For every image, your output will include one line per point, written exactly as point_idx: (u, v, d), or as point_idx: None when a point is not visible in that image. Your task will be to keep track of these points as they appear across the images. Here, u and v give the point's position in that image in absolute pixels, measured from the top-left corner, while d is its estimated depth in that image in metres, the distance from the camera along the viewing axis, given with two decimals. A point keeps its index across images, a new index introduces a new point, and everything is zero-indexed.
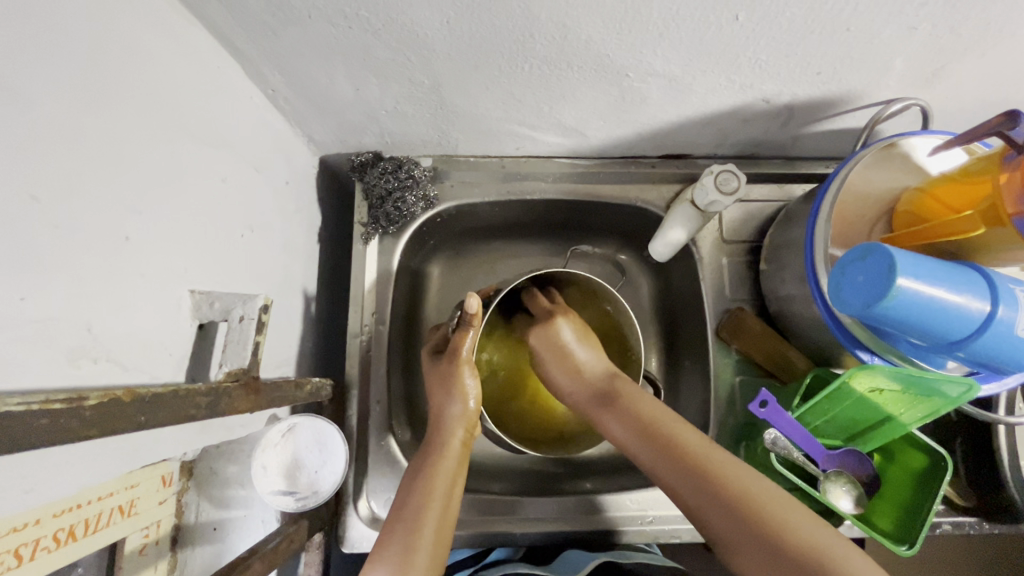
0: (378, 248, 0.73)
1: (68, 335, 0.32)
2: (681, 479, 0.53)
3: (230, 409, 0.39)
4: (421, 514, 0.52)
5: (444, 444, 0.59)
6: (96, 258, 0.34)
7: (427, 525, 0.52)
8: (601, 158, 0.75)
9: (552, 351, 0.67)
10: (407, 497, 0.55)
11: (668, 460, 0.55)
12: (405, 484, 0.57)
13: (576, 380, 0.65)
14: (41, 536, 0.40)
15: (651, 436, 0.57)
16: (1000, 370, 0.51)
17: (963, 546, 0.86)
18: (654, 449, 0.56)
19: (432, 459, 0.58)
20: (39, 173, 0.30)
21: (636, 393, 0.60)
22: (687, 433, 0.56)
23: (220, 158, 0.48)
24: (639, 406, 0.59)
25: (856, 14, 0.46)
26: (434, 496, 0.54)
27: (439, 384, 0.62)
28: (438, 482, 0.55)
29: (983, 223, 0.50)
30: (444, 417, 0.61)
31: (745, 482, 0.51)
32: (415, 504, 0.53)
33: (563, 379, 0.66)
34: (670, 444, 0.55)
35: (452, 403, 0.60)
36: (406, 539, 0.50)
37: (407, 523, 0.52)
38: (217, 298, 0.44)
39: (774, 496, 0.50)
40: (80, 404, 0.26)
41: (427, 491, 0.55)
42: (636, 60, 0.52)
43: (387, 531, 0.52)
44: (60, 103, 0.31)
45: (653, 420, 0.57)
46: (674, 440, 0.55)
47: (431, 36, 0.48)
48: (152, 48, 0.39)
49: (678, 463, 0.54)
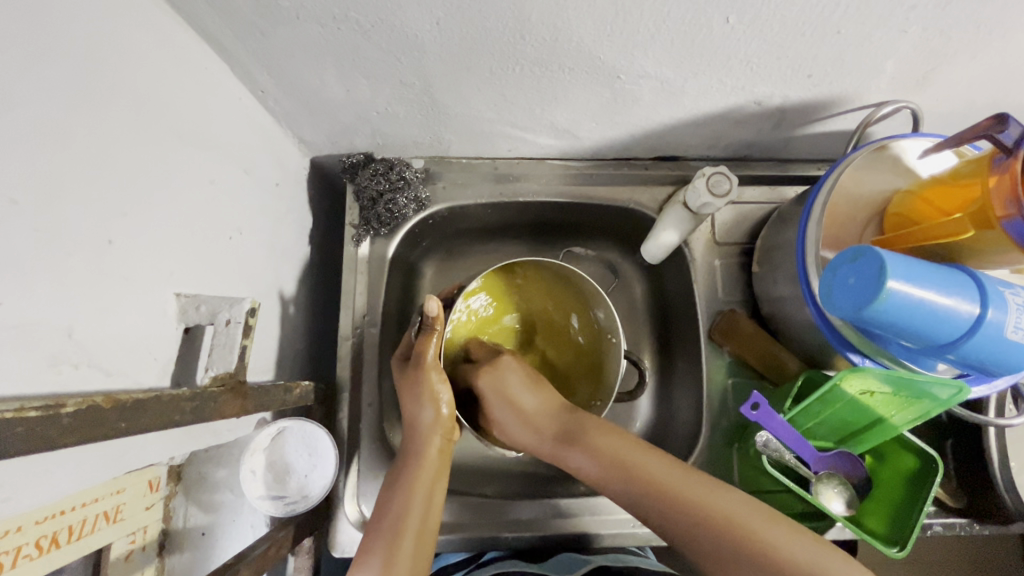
0: (369, 249, 0.72)
1: (49, 339, 0.31)
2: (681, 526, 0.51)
3: (215, 414, 0.39)
4: (401, 525, 0.52)
5: (423, 451, 0.59)
6: (79, 262, 0.33)
7: (408, 534, 0.52)
8: (594, 160, 0.75)
9: (496, 396, 0.64)
10: (386, 504, 0.55)
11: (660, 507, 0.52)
12: (383, 493, 0.56)
13: (533, 426, 0.62)
14: (22, 544, 0.40)
15: (635, 484, 0.54)
16: (990, 371, 0.51)
17: (954, 548, 0.86)
18: (625, 486, 0.54)
19: (410, 468, 0.57)
20: (18, 175, 0.29)
21: (592, 427, 0.59)
22: (652, 461, 0.54)
23: (208, 159, 0.48)
24: (609, 445, 0.57)
25: (847, 17, 0.46)
26: (413, 508, 0.54)
27: (406, 388, 0.61)
28: (419, 490, 0.55)
29: (971, 225, 0.50)
30: (419, 423, 0.60)
31: (713, 502, 0.50)
32: (397, 510, 0.54)
33: (521, 429, 0.62)
34: (648, 484, 0.53)
35: (423, 409, 0.60)
36: (388, 548, 0.50)
37: (388, 531, 0.52)
38: (204, 301, 0.44)
39: (752, 518, 0.49)
40: (58, 412, 0.25)
41: (408, 497, 0.55)
42: (628, 62, 0.52)
43: (368, 542, 0.51)
44: (41, 104, 0.31)
45: (617, 454, 0.56)
46: (662, 484, 0.53)
47: (421, 37, 0.47)
48: (137, 48, 0.39)
49: (671, 514, 0.51)
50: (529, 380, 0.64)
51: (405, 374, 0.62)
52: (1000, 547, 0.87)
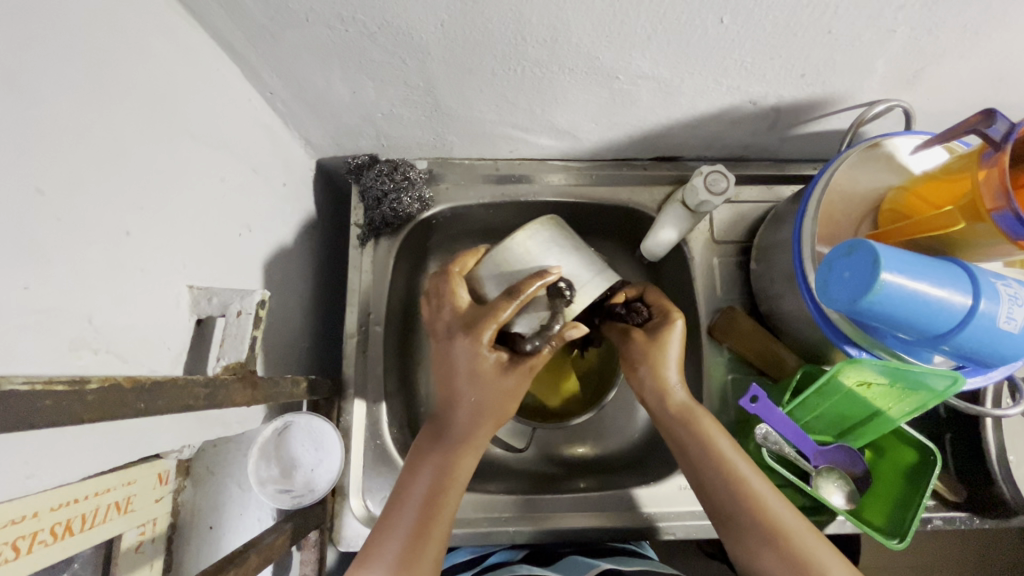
0: (374, 248, 0.74)
1: (69, 325, 0.32)
2: (744, 522, 0.52)
3: (227, 401, 0.40)
4: (436, 514, 0.51)
5: (472, 426, 0.54)
6: (98, 252, 0.35)
7: (444, 518, 0.51)
8: (592, 161, 0.77)
9: (641, 354, 0.62)
10: (419, 481, 0.52)
11: (718, 479, 0.55)
12: (417, 470, 0.53)
13: (660, 392, 0.60)
14: (38, 530, 0.41)
15: (709, 450, 0.56)
16: (986, 363, 0.52)
17: (952, 543, 0.87)
18: (711, 477, 0.55)
19: (455, 449, 0.54)
20: (44, 166, 0.31)
21: (713, 427, 0.57)
22: (743, 463, 0.55)
23: (220, 158, 0.49)
24: (710, 436, 0.57)
25: (837, 17, 0.47)
26: (449, 498, 0.52)
27: (467, 377, 0.53)
28: (460, 474, 0.53)
29: (963, 218, 0.51)
30: (486, 407, 0.54)
31: (785, 516, 0.52)
32: (434, 492, 0.52)
33: (646, 381, 0.61)
34: (733, 479, 0.54)
35: (501, 399, 0.54)
36: (417, 536, 0.49)
37: (421, 514, 0.50)
38: (215, 293, 0.45)
39: (807, 535, 0.51)
40: (82, 388, 0.26)
41: (449, 480, 0.53)
42: (625, 62, 0.53)
43: (394, 522, 0.50)
44: (66, 100, 0.32)
45: (716, 447, 0.56)
46: (724, 462, 0.55)
47: (426, 39, 0.49)
48: (154, 50, 0.41)
49: (730, 489, 0.54)
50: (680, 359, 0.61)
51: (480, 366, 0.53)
52: (1000, 544, 0.88)
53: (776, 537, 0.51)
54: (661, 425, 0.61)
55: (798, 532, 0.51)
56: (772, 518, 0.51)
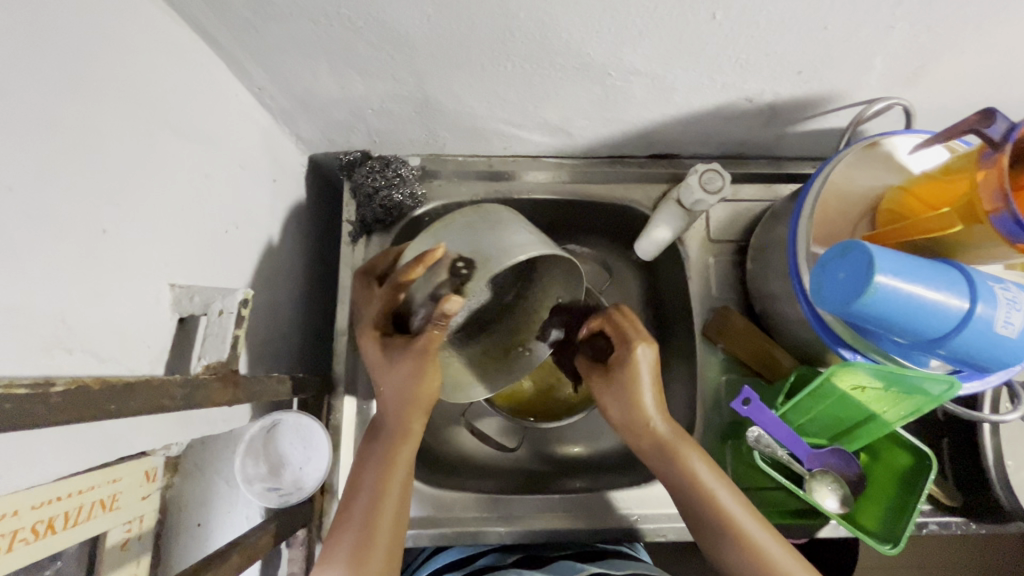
0: (365, 245, 0.73)
1: (43, 324, 0.32)
2: (722, 544, 0.54)
3: (207, 401, 0.39)
4: (377, 508, 0.53)
5: (403, 426, 0.57)
6: (73, 250, 0.34)
7: (388, 507, 0.53)
8: (587, 157, 0.76)
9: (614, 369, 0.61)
10: (364, 474, 0.55)
11: (695, 502, 0.55)
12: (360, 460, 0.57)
13: (632, 414, 0.59)
14: (19, 528, 0.41)
15: (684, 477, 0.56)
16: (982, 367, 0.51)
17: (948, 547, 0.86)
18: (688, 498, 0.56)
19: (389, 441, 0.57)
20: (14, 163, 0.30)
21: (688, 449, 0.57)
22: (720, 484, 0.56)
23: (204, 154, 0.49)
24: (686, 461, 0.56)
25: (833, 13, 0.46)
26: (393, 483, 0.55)
27: (376, 356, 0.58)
28: (399, 460, 0.56)
29: (961, 220, 0.50)
30: (412, 394, 0.56)
31: (761, 538, 0.53)
32: (371, 484, 0.54)
33: (617, 400, 0.61)
34: (710, 503, 0.55)
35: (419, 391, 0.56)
36: (362, 534, 0.51)
37: (364, 515, 0.52)
38: (197, 292, 0.45)
39: (783, 555, 0.52)
40: (47, 391, 0.26)
41: (385, 469, 0.55)
42: (617, 58, 0.52)
43: (343, 524, 0.52)
44: (37, 95, 0.32)
45: (692, 473, 0.56)
46: (701, 486, 0.55)
47: (412, 33, 0.48)
48: (134, 45, 0.40)
49: (709, 513, 0.54)
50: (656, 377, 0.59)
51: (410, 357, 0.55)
52: (997, 549, 0.87)
53: (752, 558, 0.52)
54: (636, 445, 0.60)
55: (773, 552, 0.52)
56: (748, 540, 0.53)
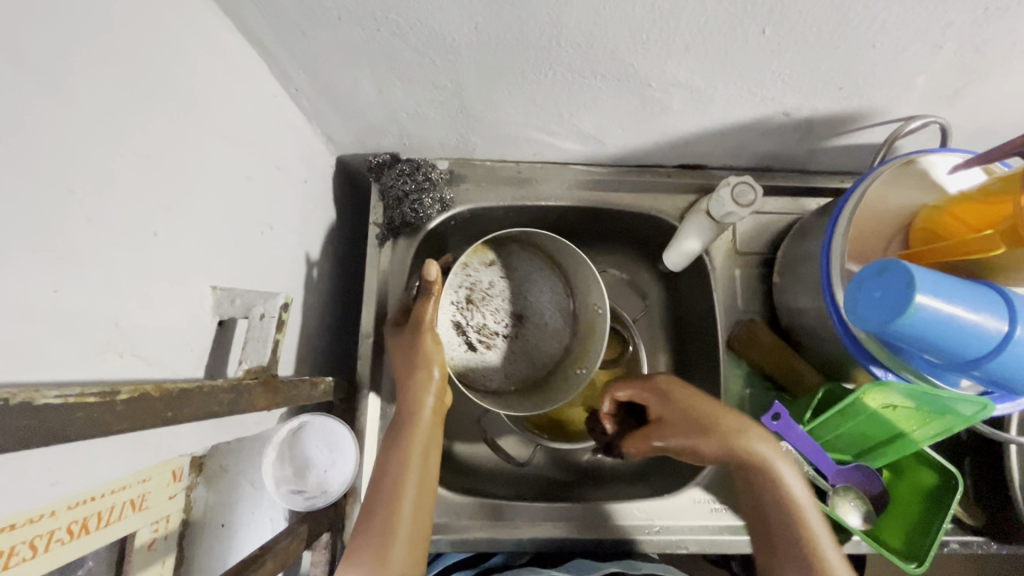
0: (392, 248, 0.73)
1: (98, 328, 0.32)
2: (784, 533, 0.53)
3: (249, 407, 0.39)
4: (393, 508, 0.53)
5: (416, 413, 0.59)
6: (127, 253, 0.34)
7: (405, 506, 0.53)
8: (616, 167, 0.75)
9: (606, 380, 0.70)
10: (381, 469, 0.56)
11: (764, 483, 0.55)
12: (380, 456, 0.57)
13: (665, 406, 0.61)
14: (55, 528, 0.41)
15: (744, 458, 0.56)
16: (1017, 390, 0.51)
17: (963, 565, 0.86)
18: (753, 479, 0.56)
19: (404, 431, 0.58)
20: (76, 166, 0.30)
21: (747, 432, 0.56)
22: (787, 472, 0.55)
23: (245, 156, 0.49)
24: (750, 443, 0.56)
25: (883, 31, 0.46)
26: (408, 475, 0.55)
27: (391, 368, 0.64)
28: (414, 449, 0.56)
29: (1003, 242, 0.49)
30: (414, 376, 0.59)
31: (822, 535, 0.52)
32: (390, 479, 0.54)
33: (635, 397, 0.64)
34: (775, 486, 0.55)
35: (415, 370, 0.59)
36: (382, 534, 0.51)
37: (382, 515, 0.52)
38: (239, 294, 0.45)
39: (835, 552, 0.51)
40: (112, 399, 0.26)
41: (402, 461, 0.55)
42: (659, 70, 0.52)
43: (363, 527, 0.52)
44: (98, 97, 0.32)
45: (757, 455, 0.56)
46: (766, 469, 0.55)
47: (458, 40, 0.48)
48: (186, 46, 0.40)
49: (772, 497, 0.54)
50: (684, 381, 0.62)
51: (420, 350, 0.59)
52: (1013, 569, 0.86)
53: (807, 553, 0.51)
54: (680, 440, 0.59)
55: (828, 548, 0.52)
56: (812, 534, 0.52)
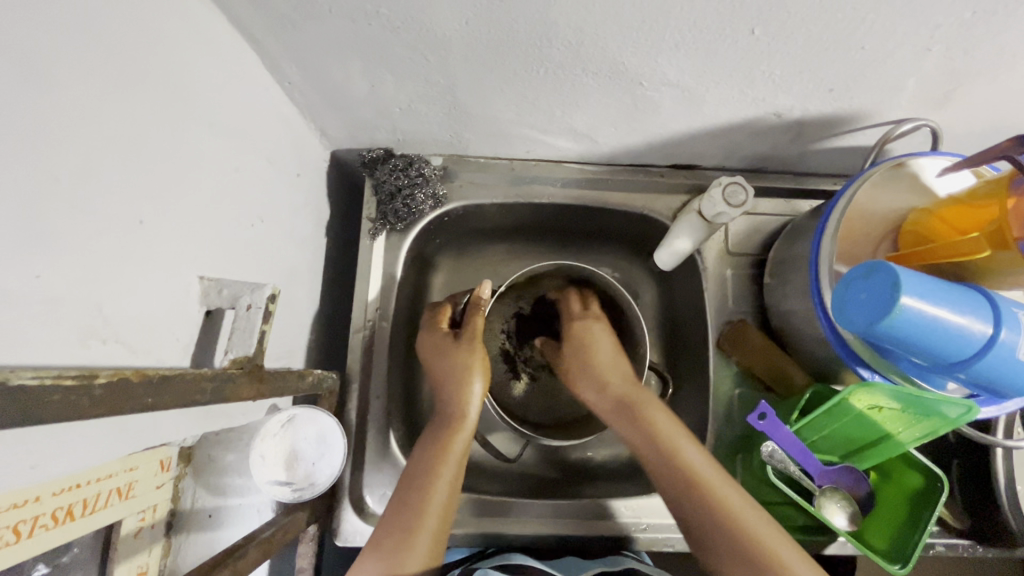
0: (384, 243, 0.73)
1: (79, 315, 0.32)
2: (692, 504, 0.56)
3: (233, 396, 0.39)
4: (421, 508, 0.53)
5: (460, 413, 0.60)
6: (111, 241, 0.34)
7: (432, 506, 0.53)
8: (611, 166, 0.74)
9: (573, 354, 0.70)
10: (415, 469, 0.56)
11: (663, 457, 0.58)
12: (415, 457, 0.58)
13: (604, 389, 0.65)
14: (39, 514, 0.40)
15: (649, 432, 0.59)
16: (1001, 393, 0.51)
17: (949, 567, 0.87)
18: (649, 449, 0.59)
19: (446, 431, 0.59)
20: (60, 153, 0.30)
21: (650, 405, 0.62)
22: (688, 446, 0.58)
23: (235, 148, 0.49)
24: (650, 416, 0.61)
25: (871, 33, 0.46)
26: (440, 476, 0.55)
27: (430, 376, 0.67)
28: (452, 448, 0.58)
29: (988, 245, 0.50)
30: (463, 380, 0.62)
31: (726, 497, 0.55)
32: (423, 477, 0.55)
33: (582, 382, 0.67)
34: (676, 461, 0.57)
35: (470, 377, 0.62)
36: (405, 533, 0.51)
37: (410, 515, 0.52)
38: (225, 285, 0.45)
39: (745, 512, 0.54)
40: (90, 382, 0.26)
41: (436, 461, 0.56)
42: (650, 68, 0.52)
43: (387, 526, 0.52)
44: (83, 85, 0.32)
45: (658, 432, 0.59)
46: (664, 441, 0.59)
47: (449, 35, 0.48)
48: (175, 37, 0.40)
49: (674, 469, 0.57)
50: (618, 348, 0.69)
51: (471, 361, 0.63)
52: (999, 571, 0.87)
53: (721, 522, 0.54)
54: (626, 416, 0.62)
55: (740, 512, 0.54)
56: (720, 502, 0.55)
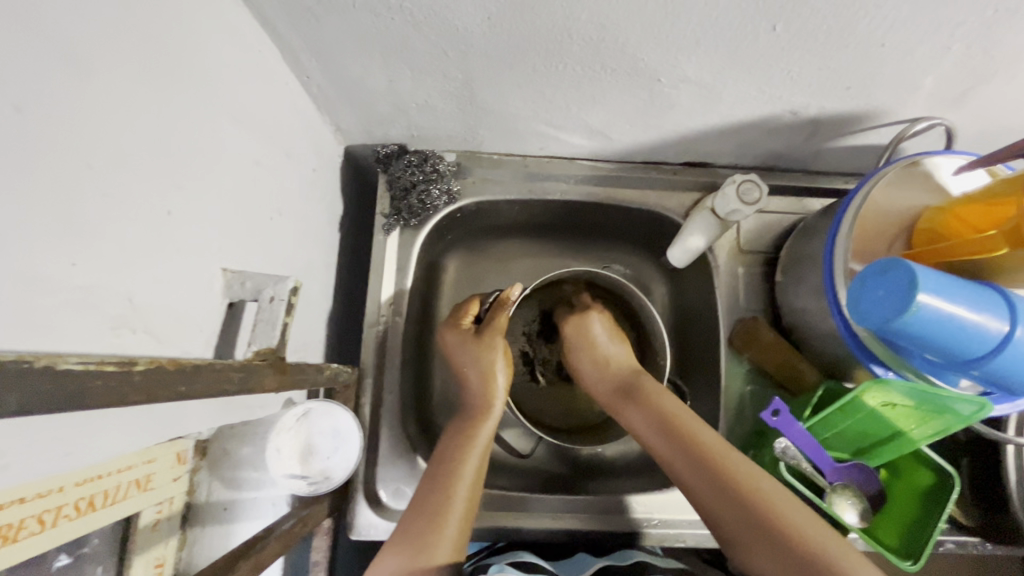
0: (398, 239, 0.73)
1: (111, 304, 0.32)
2: (710, 483, 0.54)
3: (258, 387, 0.40)
4: (447, 495, 0.53)
5: (486, 405, 0.62)
6: (142, 230, 0.34)
7: (458, 495, 0.54)
8: (620, 163, 0.76)
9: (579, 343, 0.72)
10: (441, 460, 0.57)
11: (673, 437, 0.58)
12: (441, 449, 0.59)
13: (605, 371, 0.68)
14: (63, 504, 0.38)
15: (660, 414, 0.60)
16: (1015, 391, 0.51)
17: (955, 565, 0.87)
18: (665, 431, 0.59)
19: (471, 422, 0.61)
20: (95, 142, 0.30)
21: (659, 390, 0.63)
22: (698, 424, 0.58)
23: (256, 141, 0.49)
24: (660, 400, 0.61)
25: (892, 30, 0.46)
26: (466, 464, 0.56)
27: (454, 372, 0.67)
28: (478, 439, 0.59)
29: (1006, 243, 0.50)
30: (490, 375, 0.63)
31: (747, 469, 0.54)
32: (450, 466, 0.56)
33: (587, 363, 0.70)
34: (691, 438, 0.57)
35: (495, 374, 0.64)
36: (430, 521, 0.51)
37: (435, 504, 0.53)
38: (248, 277, 0.45)
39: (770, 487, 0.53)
40: (130, 369, 0.26)
41: (462, 451, 0.57)
42: (669, 65, 0.53)
43: (412, 516, 0.52)
44: (117, 75, 0.32)
45: (669, 411, 0.60)
46: (674, 418, 0.59)
47: (471, 31, 0.48)
48: (203, 29, 0.40)
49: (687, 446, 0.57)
50: (612, 330, 0.71)
51: (494, 357, 0.64)
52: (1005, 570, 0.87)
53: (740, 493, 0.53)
54: (626, 411, 0.64)
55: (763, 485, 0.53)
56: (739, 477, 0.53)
